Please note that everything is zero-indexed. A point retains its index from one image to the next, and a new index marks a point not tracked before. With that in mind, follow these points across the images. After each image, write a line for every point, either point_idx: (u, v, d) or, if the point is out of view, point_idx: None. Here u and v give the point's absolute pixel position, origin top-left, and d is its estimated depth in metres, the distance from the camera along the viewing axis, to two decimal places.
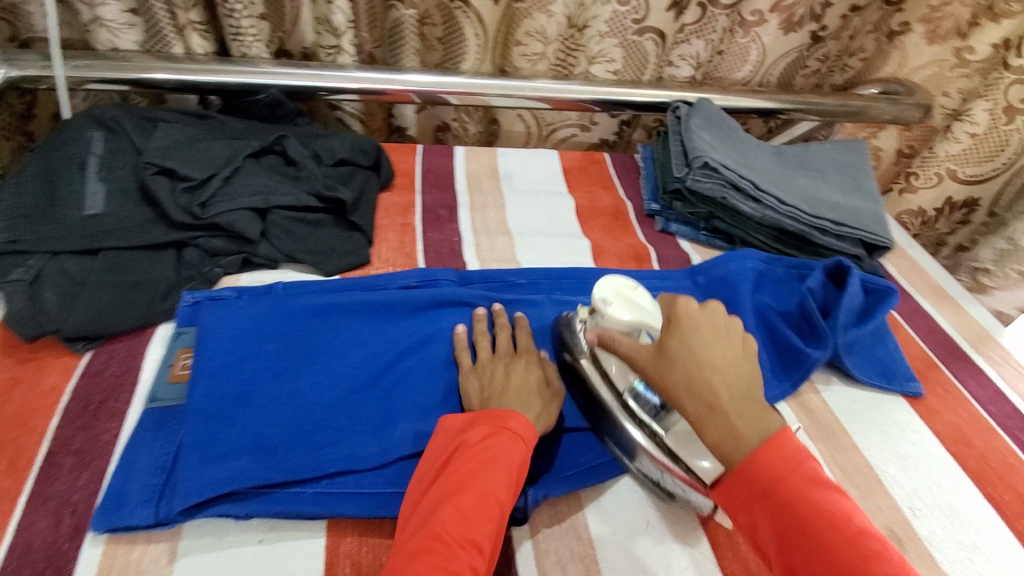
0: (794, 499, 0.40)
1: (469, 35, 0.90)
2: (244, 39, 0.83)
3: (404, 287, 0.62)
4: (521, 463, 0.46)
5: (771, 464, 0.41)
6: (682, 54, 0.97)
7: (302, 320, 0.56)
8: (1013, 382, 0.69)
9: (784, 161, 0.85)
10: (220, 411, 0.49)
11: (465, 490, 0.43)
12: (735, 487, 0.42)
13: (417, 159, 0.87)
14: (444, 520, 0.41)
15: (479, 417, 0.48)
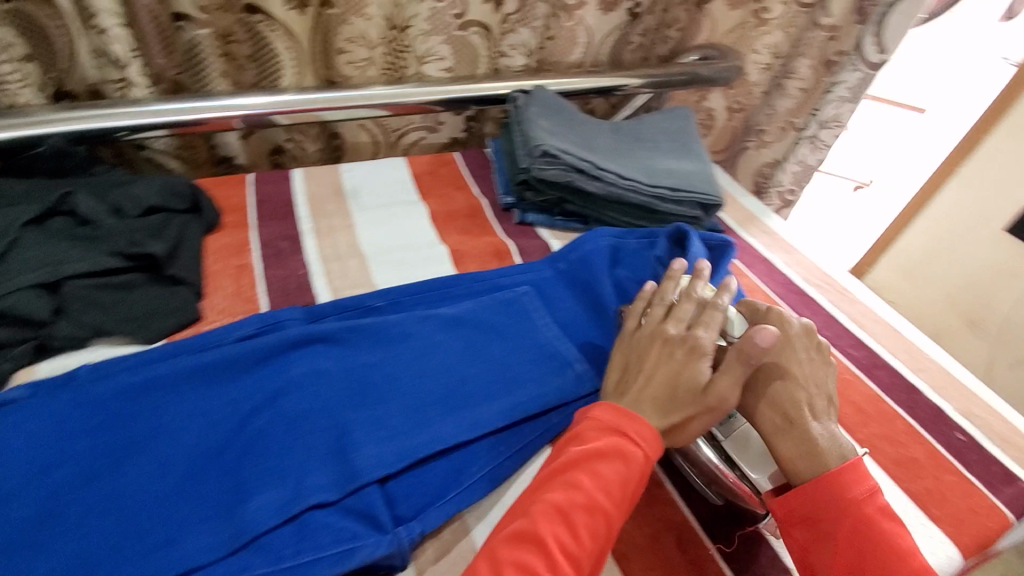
0: (861, 520, 0.49)
1: (280, 50, 0.84)
2: (7, 86, 0.73)
3: (242, 339, 0.57)
4: (637, 474, 0.49)
5: (837, 492, 0.50)
6: (512, 43, 0.97)
7: (122, 406, 0.50)
8: (840, 305, 0.78)
9: (622, 136, 0.89)
10: (26, 539, 0.43)
11: (572, 496, 0.47)
12: (806, 500, 0.51)
13: (249, 190, 0.80)
14: (539, 523, 0.46)
15: (598, 420, 0.52)
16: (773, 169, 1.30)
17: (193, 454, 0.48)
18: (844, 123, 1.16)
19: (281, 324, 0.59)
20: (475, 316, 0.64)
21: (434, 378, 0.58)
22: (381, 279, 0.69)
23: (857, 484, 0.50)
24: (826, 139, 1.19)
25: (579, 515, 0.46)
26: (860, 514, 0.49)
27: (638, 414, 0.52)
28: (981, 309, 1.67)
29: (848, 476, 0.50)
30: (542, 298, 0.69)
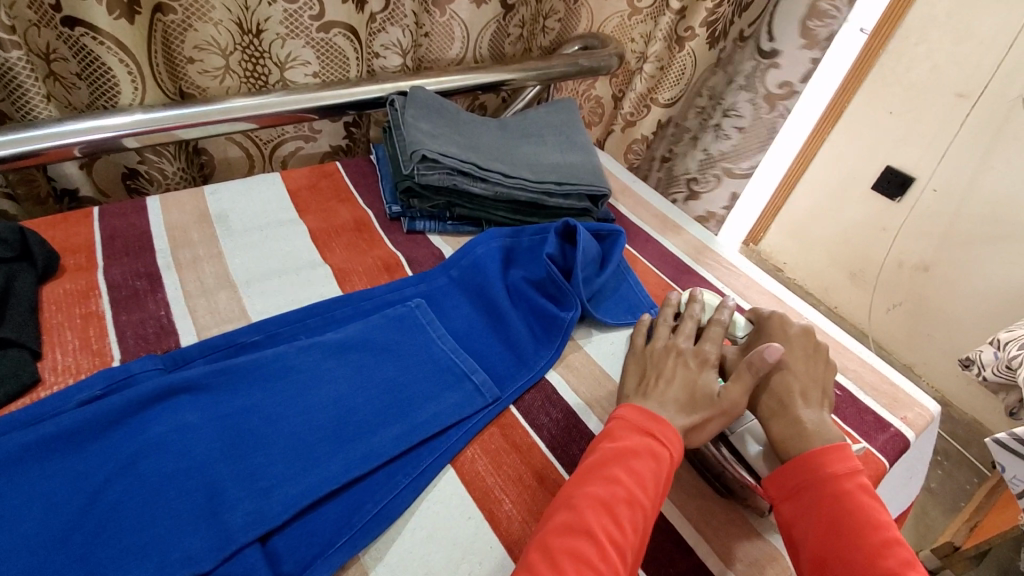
0: (843, 498, 0.48)
1: (116, 68, 0.73)
2: None
3: (87, 401, 0.50)
4: (670, 472, 0.49)
5: (824, 465, 0.50)
6: (383, 43, 0.93)
7: None
8: (727, 280, 0.81)
9: (507, 133, 0.87)
10: None
11: (613, 489, 0.46)
12: (793, 472, 0.50)
13: (95, 225, 0.70)
14: (577, 516, 0.44)
15: (629, 420, 0.52)
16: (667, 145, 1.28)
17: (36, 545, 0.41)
18: (741, 112, 1.15)
19: (136, 377, 0.52)
20: (364, 338, 0.60)
21: (322, 412, 0.53)
22: (254, 310, 0.64)
23: (842, 463, 0.50)
24: (726, 129, 1.18)
25: (622, 507, 0.45)
26: (842, 490, 0.48)
27: (664, 420, 0.52)
28: (860, 262, 1.83)
29: (831, 454, 0.50)
30: (436, 310, 0.66)
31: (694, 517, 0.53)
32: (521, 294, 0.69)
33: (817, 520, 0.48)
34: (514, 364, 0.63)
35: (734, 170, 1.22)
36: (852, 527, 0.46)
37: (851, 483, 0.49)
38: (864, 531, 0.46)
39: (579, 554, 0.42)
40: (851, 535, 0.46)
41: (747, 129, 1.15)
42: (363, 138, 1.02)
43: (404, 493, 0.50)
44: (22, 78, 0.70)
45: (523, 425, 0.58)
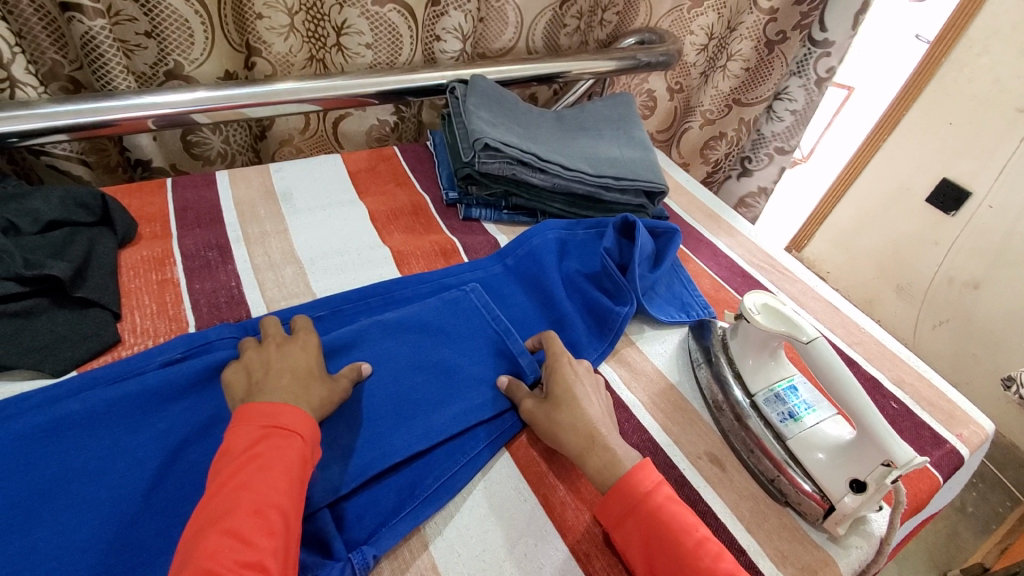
0: (654, 515, 0.45)
1: (190, 18, 0.75)
2: None
3: (167, 363, 0.52)
4: (301, 467, 0.42)
5: (640, 482, 0.46)
6: (446, 27, 0.92)
7: (29, 449, 0.44)
8: (782, 285, 0.80)
9: (563, 124, 0.87)
10: None
11: (228, 514, 0.38)
12: (616, 497, 0.46)
13: (168, 196, 0.73)
14: (219, 540, 0.37)
15: (245, 419, 0.43)
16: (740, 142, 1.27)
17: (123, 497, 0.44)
18: (794, 96, 1.19)
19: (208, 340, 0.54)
20: (422, 320, 0.60)
21: (383, 388, 0.54)
22: (320, 288, 0.66)
23: (642, 476, 0.47)
24: (779, 111, 1.22)
25: (251, 521, 0.38)
26: (650, 507, 0.45)
27: (286, 402, 0.45)
28: (907, 275, 1.78)
29: (631, 474, 0.47)
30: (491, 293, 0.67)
31: (746, 518, 0.52)
32: (577, 287, 0.69)
33: (637, 546, 0.45)
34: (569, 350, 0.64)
35: (782, 149, 1.26)
36: (673, 543, 0.44)
37: (654, 498, 0.46)
38: (678, 543, 0.44)
39: (236, 564, 0.36)
40: (668, 552, 0.43)
41: (800, 113, 1.20)
42: (416, 124, 1.04)
43: (461, 472, 0.51)
44: (105, 52, 0.72)
45: None
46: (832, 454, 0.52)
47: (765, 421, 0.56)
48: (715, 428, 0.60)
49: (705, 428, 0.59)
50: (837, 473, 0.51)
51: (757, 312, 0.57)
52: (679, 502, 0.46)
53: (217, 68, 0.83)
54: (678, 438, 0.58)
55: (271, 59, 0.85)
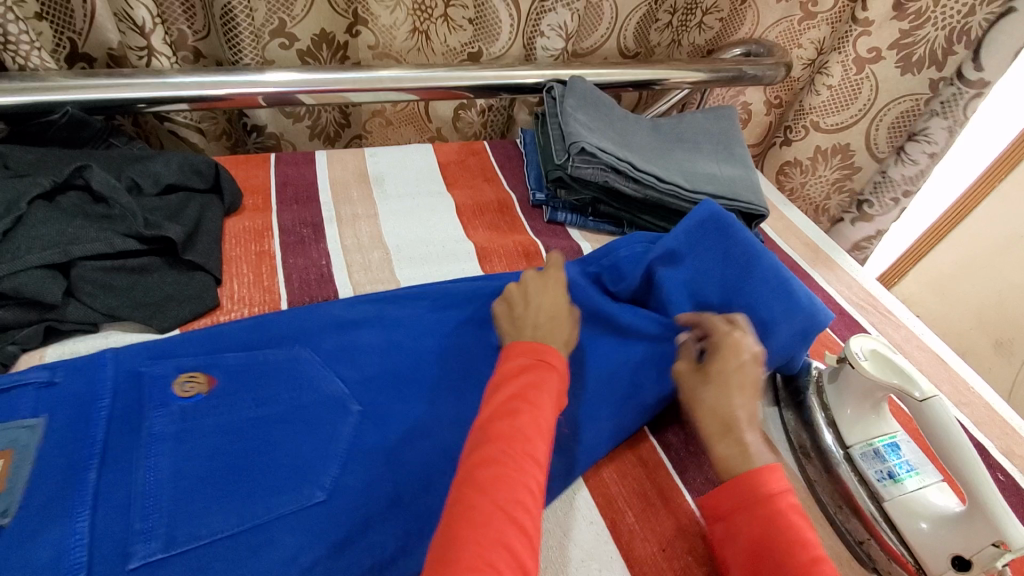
0: (776, 518, 0.42)
1: None
2: (18, 47, 0.66)
3: (309, 319, 0.56)
4: (558, 394, 0.46)
5: (768, 481, 0.44)
6: (550, 24, 0.91)
7: (256, 377, 0.50)
8: (883, 329, 0.74)
9: (660, 135, 0.85)
10: (194, 511, 0.42)
11: (513, 413, 0.43)
12: (731, 492, 0.45)
13: (271, 170, 0.76)
14: (500, 431, 0.43)
15: (518, 346, 0.48)
16: (823, 176, 1.15)
17: (255, 466, 0.45)
18: (934, 138, 1.01)
19: (348, 320, 0.57)
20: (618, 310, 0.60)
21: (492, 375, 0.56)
22: (404, 276, 0.66)
23: (771, 475, 0.44)
24: (913, 154, 1.05)
25: (531, 427, 0.43)
26: (774, 509, 0.43)
27: (549, 344, 0.50)
28: (1010, 330, 1.62)
29: (767, 470, 0.45)
30: (679, 283, 0.63)
31: None
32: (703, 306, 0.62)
33: (744, 550, 0.43)
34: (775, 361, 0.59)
35: (910, 195, 1.09)
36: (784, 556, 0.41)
37: (779, 504, 0.43)
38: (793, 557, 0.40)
39: (522, 455, 0.42)
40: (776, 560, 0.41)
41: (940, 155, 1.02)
42: (507, 110, 1.01)
43: None
44: (236, 14, 0.77)
45: (652, 441, 0.56)
46: (937, 524, 0.47)
47: (859, 476, 0.52)
48: (799, 475, 0.56)
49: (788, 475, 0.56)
50: (941, 545, 0.46)
51: (864, 358, 0.53)
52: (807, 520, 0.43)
53: (315, 25, 0.83)
54: None
55: (375, 30, 0.87)
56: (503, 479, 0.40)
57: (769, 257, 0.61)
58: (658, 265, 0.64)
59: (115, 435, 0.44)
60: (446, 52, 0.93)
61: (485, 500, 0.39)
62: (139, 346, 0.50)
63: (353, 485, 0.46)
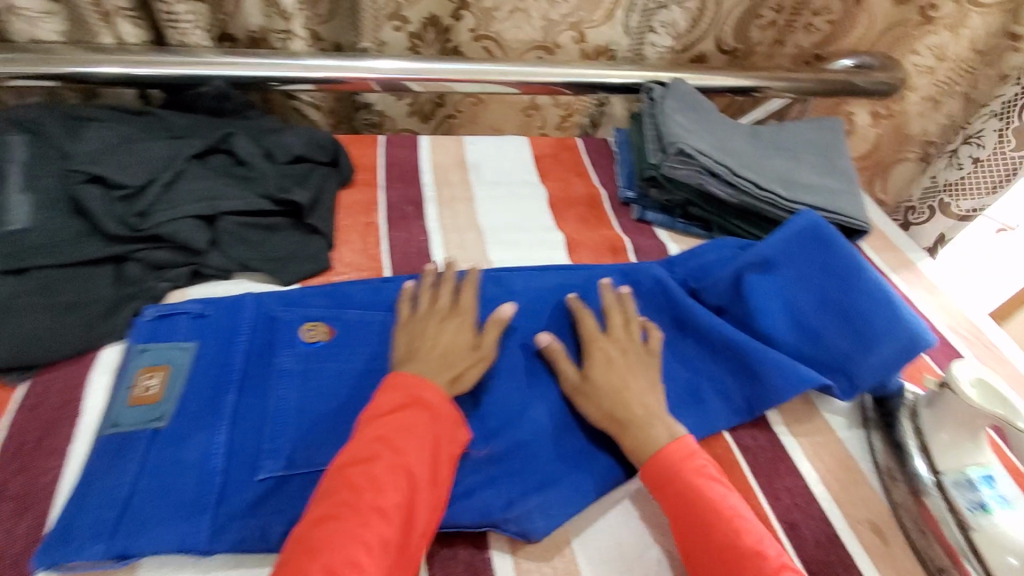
0: (692, 480, 0.47)
1: None
2: (181, 26, 0.75)
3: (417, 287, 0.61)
4: (429, 441, 0.45)
5: (670, 461, 0.48)
6: (662, 21, 0.94)
7: (367, 336, 0.56)
8: (987, 361, 0.70)
9: (759, 142, 0.83)
10: (310, 443, 0.48)
11: (366, 461, 0.43)
12: (662, 465, 0.48)
13: (380, 150, 0.82)
14: (380, 472, 0.43)
15: (392, 386, 0.48)
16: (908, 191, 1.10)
17: (361, 413, 0.51)
18: None
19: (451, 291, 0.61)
20: (712, 324, 0.61)
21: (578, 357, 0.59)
22: (496, 258, 0.70)
23: (679, 443, 0.49)
24: None
25: (388, 478, 0.42)
26: (687, 486, 0.47)
27: (428, 379, 0.49)
28: None
29: (677, 446, 0.49)
30: (772, 293, 0.63)
31: None
32: (798, 319, 0.62)
33: (672, 514, 0.46)
34: (872, 381, 0.58)
35: None
36: (707, 525, 0.44)
37: (692, 467, 0.48)
38: (710, 513, 0.45)
39: (370, 508, 0.41)
40: (697, 530, 0.45)
41: None
42: (597, 108, 1.06)
43: (606, 468, 0.52)
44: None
45: (728, 440, 0.57)
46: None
47: (948, 504, 0.50)
48: (881, 496, 0.54)
49: (870, 493, 0.54)
50: None
51: (970, 385, 0.51)
52: (718, 478, 0.48)
53: (426, 10, 0.87)
54: (835, 496, 0.53)
55: (478, 13, 0.88)
56: (340, 535, 0.39)
57: (870, 270, 0.61)
58: (749, 272, 0.64)
59: (251, 369, 0.52)
60: (545, 25, 0.92)
61: (319, 560, 0.38)
62: (271, 292, 0.57)
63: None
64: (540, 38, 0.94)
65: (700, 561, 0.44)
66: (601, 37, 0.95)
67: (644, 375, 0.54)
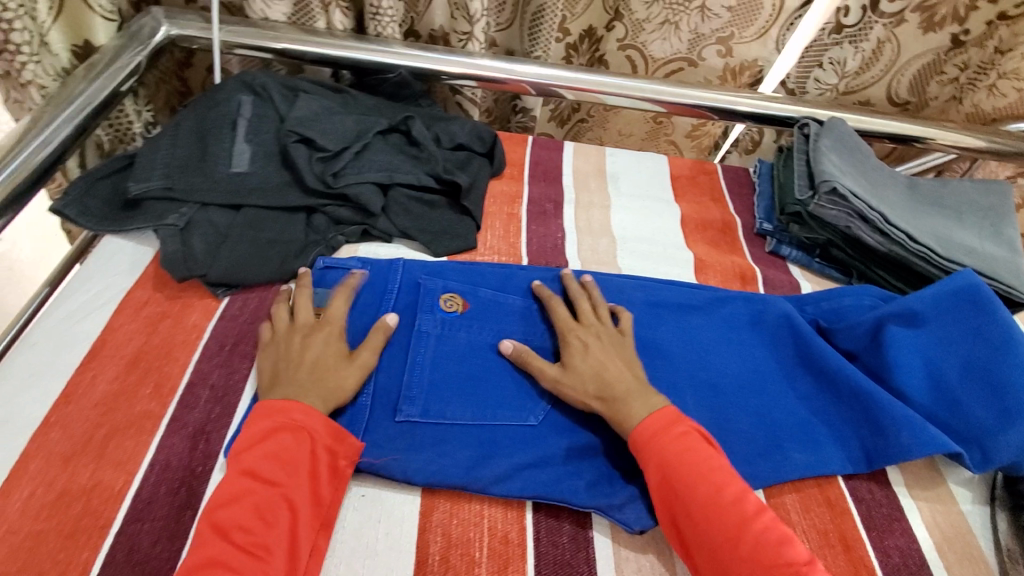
0: (673, 447, 0.47)
1: None
2: (381, 18, 0.84)
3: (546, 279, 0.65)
4: (308, 467, 0.46)
5: (657, 429, 0.49)
6: (831, 58, 0.93)
7: (498, 314, 0.60)
8: None
9: (916, 195, 0.79)
10: (441, 399, 0.53)
11: (237, 500, 0.43)
12: (646, 434, 0.48)
13: (527, 150, 0.87)
14: (260, 503, 0.43)
15: (263, 413, 0.47)
16: None
17: (488, 383, 0.55)
18: None
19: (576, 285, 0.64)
20: (842, 368, 0.59)
21: (699, 372, 0.60)
22: (625, 265, 0.72)
23: (663, 412, 0.50)
24: None
25: (259, 515, 0.43)
26: (667, 455, 0.47)
27: (299, 401, 0.48)
28: None
29: (649, 420, 0.49)
30: (913, 348, 0.60)
31: None
32: (937, 380, 0.59)
33: (656, 482, 0.47)
34: (1009, 459, 0.54)
35: None
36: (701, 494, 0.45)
37: (672, 434, 0.48)
38: (694, 476, 0.46)
39: (244, 548, 0.41)
40: (691, 493, 0.45)
41: None
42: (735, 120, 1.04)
43: None
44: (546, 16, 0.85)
45: (841, 485, 0.55)
46: None
47: None
48: None
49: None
50: None
51: None
52: (698, 440, 0.48)
53: (586, 22, 0.91)
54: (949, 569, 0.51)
55: (629, 23, 0.91)
56: None
57: None
58: (892, 321, 0.61)
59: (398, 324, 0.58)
60: (693, 38, 0.92)
61: None
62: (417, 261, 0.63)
63: (563, 422, 0.54)
64: (684, 50, 0.94)
65: (690, 525, 0.45)
66: (748, 53, 0.94)
67: (619, 357, 0.54)
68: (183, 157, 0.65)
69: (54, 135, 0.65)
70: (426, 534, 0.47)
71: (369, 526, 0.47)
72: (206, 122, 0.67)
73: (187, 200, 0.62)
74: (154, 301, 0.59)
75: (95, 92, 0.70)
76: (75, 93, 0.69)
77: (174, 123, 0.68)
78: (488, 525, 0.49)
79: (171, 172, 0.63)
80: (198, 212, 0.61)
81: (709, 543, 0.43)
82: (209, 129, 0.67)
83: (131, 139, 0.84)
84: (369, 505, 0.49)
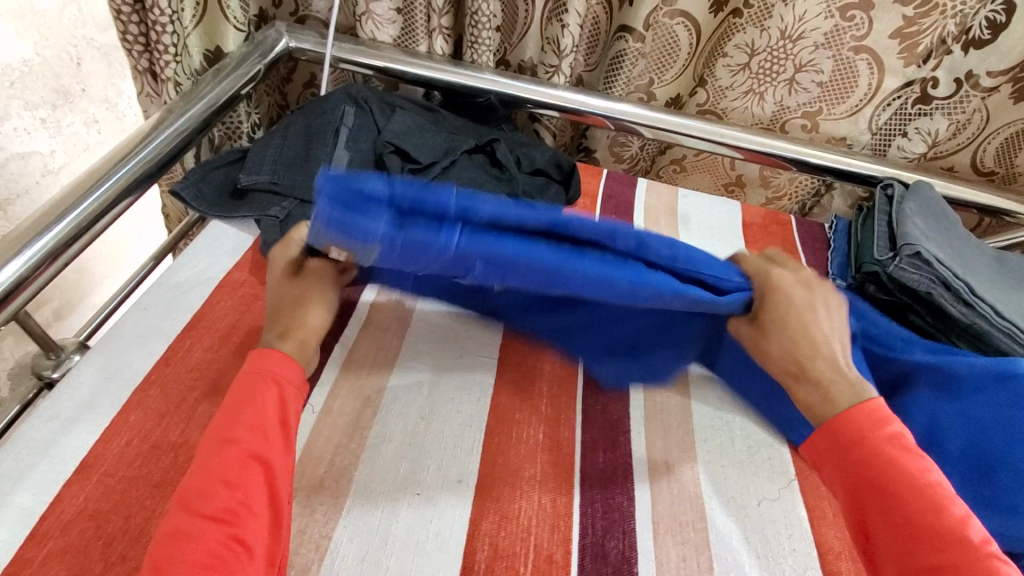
0: (885, 450, 0.45)
1: (682, 43, 0.85)
2: (478, 47, 0.89)
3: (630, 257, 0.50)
4: (277, 420, 0.45)
5: (859, 424, 0.47)
6: (918, 128, 0.90)
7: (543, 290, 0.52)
8: None
9: (1003, 271, 0.76)
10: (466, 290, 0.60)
11: (204, 464, 0.41)
12: (851, 430, 0.47)
13: (601, 182, 0.89)
14: (224, 462, 0.41)
15: (240, 377, 0.47)
16: None
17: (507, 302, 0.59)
18: None
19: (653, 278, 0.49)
20: None
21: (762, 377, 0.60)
22: None
23: (870, 411, 0.47)
24: None
25: (230, 473, 0.41)
26: (873, 455, 0.45)
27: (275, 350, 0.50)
28: None
29: (859, 412, 0.47)
30: (927, 410, 0.58)
31: None
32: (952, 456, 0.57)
33: (853, 480, 0.46)
34: None
35: None
36: (909, 506, 0.43)
37: (884, 437, 0.46)
38: (902, 487, 0.44)
39: (217, 508, 0.39)
40: (896, 501, 0.43)
41: None
42: (812, 197, 1.06)
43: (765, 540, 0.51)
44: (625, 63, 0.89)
45: None
46: None
47: None
48: None
49: None
50: None
51: None
52: (912, 451, 0.46)
53: (673, 91, 0.93)
54: None
55: (711, 91, 0.93)
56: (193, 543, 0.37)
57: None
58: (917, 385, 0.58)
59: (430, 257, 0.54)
60: (778, 110, 0.92)
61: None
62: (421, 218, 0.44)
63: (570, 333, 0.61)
64: (767, 120, 0.94)
65: (887, 532, 0.43)
66: (838, 130, 0.93)
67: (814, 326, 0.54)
68: (289, 156, 0.70)
69: (182, 126, 0.72)
70: (473, 541, 0.49)
71: (420, 524, 0.49)
72: (312, 127, 0.73)
73: (289, 195, 0.67)
74: (248, 284, 0.64)
75: (220, 93, 0.77)
76: (204, 92, 0.76)
77: (284, 125, 0.74)
78: (537, 546, 0.49)
79: (277, 170, 0.69)
80: (297, 207, 0.66)
81: (919, 555, 0.42)
82: (315, 133, 0.72)
83: (238, 138, 0.92)
84: (422, 504, 0.50)
